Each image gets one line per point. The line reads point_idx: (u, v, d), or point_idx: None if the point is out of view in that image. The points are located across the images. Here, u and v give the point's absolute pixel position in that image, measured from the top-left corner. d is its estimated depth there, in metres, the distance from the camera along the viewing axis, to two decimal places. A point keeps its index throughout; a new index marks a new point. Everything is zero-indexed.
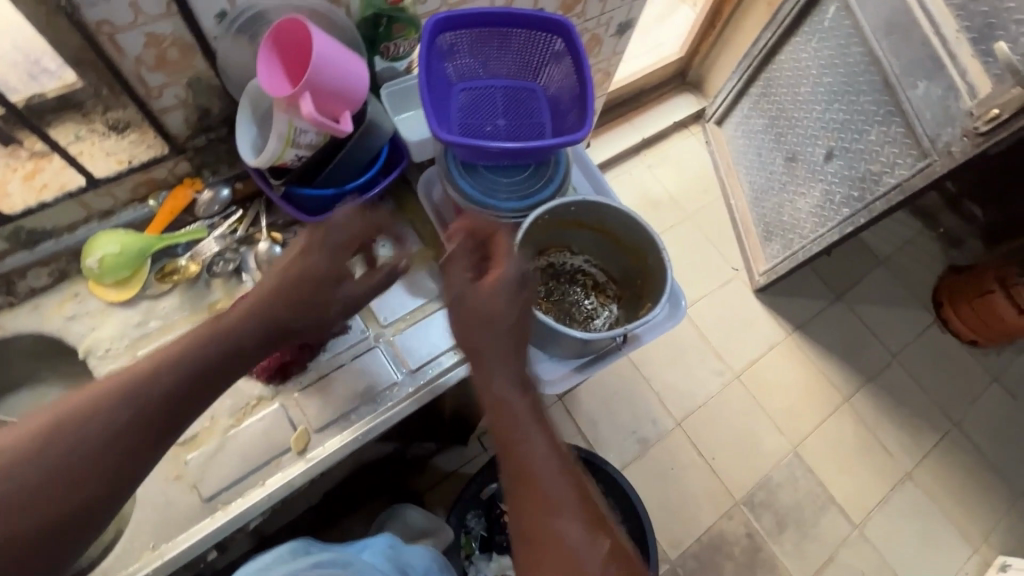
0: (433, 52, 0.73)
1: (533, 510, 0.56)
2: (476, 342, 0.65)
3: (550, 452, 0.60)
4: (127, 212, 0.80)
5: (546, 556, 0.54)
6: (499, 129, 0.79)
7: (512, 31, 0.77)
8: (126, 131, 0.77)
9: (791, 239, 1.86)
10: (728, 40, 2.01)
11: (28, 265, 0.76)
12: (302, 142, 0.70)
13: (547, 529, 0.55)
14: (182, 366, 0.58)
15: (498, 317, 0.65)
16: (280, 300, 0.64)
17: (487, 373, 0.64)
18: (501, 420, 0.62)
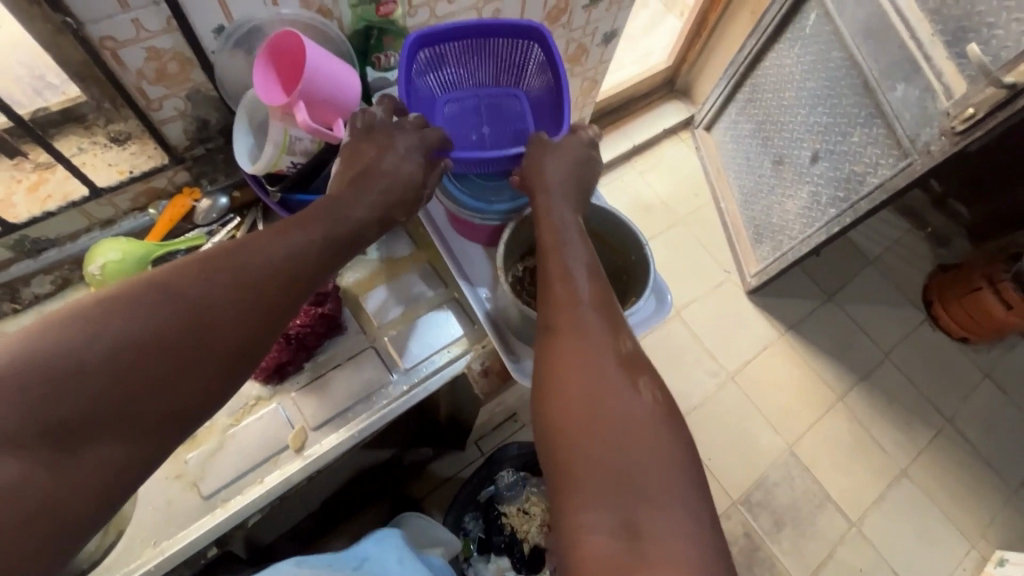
0: (415, 69, 0.77)
1: (565, 306, 0.61)
2: (538, 174, 0.71)
3: (593, 271, 0.65)
4: (128, 220, 0.83)
5: (564, 342, 0.59)
6: (482, 138, 0.83)
7: (490, 38, 0.79)
8: (127, 142, 0.80)
9: (781, 240, 1.89)
10: (713, 48, 2.06)
11: (32, 273, 0.78)
12: (297, 149, 0.73)
13: (570, 321, 0.60)
14: (271, 258, 0.56)
15: (561, 161, 0.72)
16: (360, 200, 0.65)
17: (541, 200, 0.70)
18: (550, 236, 0.67)
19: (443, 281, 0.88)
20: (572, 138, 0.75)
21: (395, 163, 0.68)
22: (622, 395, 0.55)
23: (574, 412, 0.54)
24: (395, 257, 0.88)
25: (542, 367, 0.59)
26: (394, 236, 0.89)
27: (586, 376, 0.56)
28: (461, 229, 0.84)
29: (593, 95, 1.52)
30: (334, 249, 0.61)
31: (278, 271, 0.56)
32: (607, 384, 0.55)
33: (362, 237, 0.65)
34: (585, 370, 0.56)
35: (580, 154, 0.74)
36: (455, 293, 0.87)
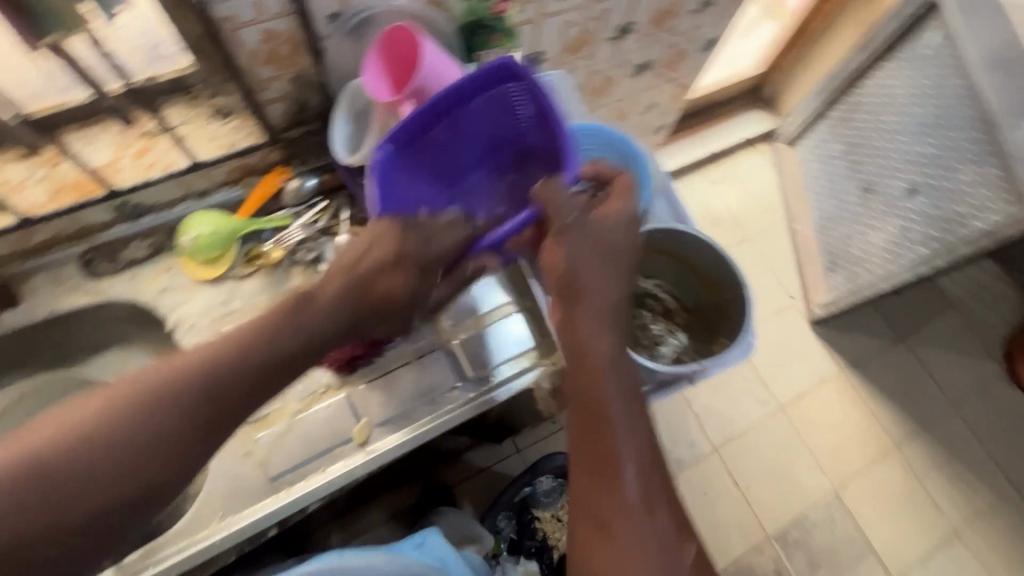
0: (400, 174, 0.66)
1: (613, 485, 0.56)
2: (581, 298, 0.62)
3: (640, 431, 0.59)
4: (221, 193, 0.84)
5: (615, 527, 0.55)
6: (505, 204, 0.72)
7: (451, 94, 0.64)
8: (229, 117, 0.81)
9: (858, 271, 1.77)
10: (809, 61, 1.92)
11: (129, 237, 0.81)
12: None
13: (619, 504, 0.56)
14: (210, 372, 0.52)
15: (605, 278, 0.63)
16: (329, 308, 0.59)
17: (583, 331, 0.61)
18: (594, 383, 0.59)
19: (517, 288, 0.85)
20: (616, 236, 0.64)
21: (396, 272, 0.62)
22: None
23: None
24: None
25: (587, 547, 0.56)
26: None
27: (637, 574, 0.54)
28: None
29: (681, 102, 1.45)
30: (285, 359, 0.56)
31: (216, 393, 0.52)
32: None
33: (327, 341, 0.59)
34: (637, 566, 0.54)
35: (619, 252, 0.64)
36: (529, 303, 0.84)
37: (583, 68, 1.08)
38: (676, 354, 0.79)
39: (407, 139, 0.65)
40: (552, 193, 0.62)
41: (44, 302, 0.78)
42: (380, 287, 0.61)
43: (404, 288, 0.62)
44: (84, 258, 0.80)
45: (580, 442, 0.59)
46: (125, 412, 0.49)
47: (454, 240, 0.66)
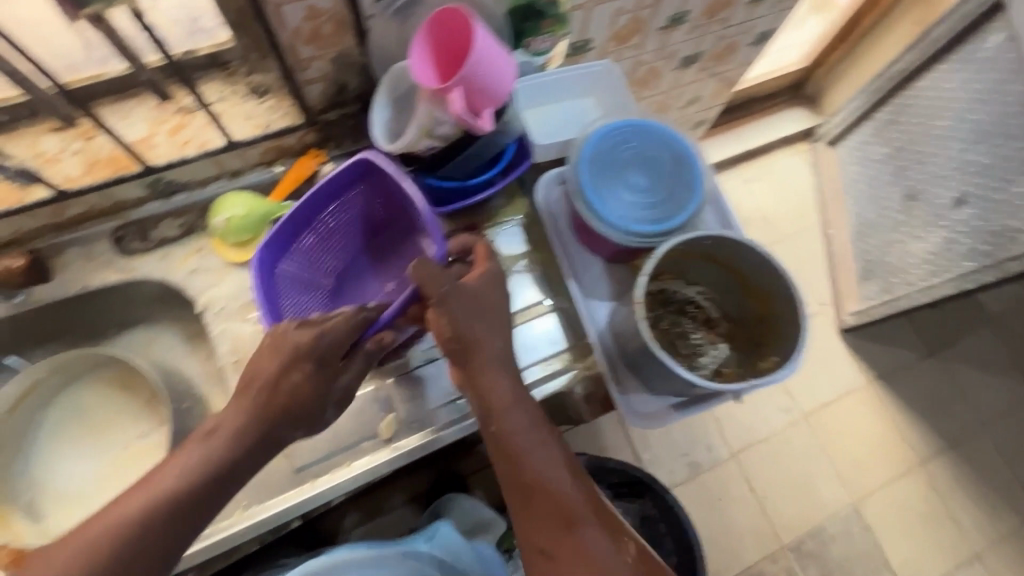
0: (286, 272, 0.70)
1: (554, 522, 0.57)
2: (472, 352, 0.61)
3: (563, 464, 0.60)
4: (255, 173, 0.82)
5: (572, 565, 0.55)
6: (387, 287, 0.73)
7: (326, 197, 0.69)
8: (266, 96, 0.78)
9: (894, 282, 1.57)
10: (852, 64, 1.71)
11: (162, 215, 0.80)
12: (437, 134, 0.68)
13: (567, 539, 0.56)
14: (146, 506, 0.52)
15: (487, 329, 0.62)
16: (230, 438, 0.55)
17: (484, 383, 0.61)
18: (508, 434, 0.60)
19: (551, 287, 0.83)
20: (489, 281, 0.63)
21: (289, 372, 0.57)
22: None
23: None
24: (508, 253, 0.84)
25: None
26: (515, 230, 0.85)
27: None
28: (586, 239, 0.80)
29: (723, 97, 1.40)
30: (193, 505, 0.53)
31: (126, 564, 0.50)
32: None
33: (243, 467, 0.56)
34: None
35: (492, 299, 0.63)
36: (563, 303, 0.82)
37: (629, 59, 1.03)
38: (717, 366, 0.74)
39: (287, 246, 0.69)
40: (420, 270, 0.58)
41: (77, 277, 0.77)
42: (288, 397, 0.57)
43: (306, 387, 0.58)
44: (116, 235, 0.78)
45: (517, 496, 0.59)
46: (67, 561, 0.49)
47: (347, 325, 0.59)
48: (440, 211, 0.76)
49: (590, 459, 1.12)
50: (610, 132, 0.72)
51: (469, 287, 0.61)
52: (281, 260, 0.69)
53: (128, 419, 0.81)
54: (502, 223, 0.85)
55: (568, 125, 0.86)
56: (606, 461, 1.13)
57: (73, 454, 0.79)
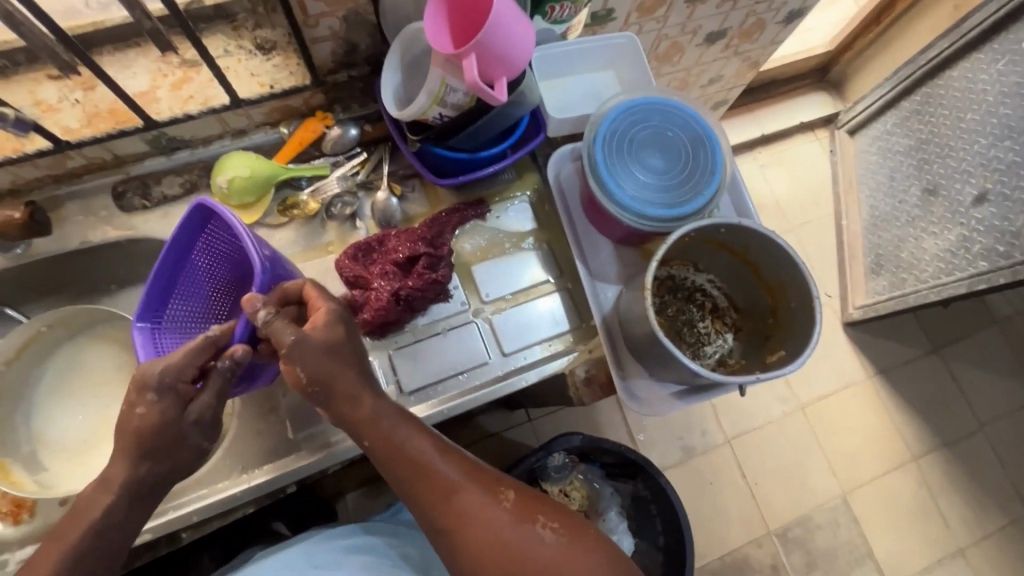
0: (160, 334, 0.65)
1: (441, 499, 0.56)
2: (334, 380, 0.58)
3: (435, 448, 0.59)
4: (259, 134, 0.80)
5: (470, 534, 0.55)
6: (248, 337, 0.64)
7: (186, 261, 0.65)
8: (272, 53, 0.76)
9: (904, 278, 1.53)
10: (881, 48, 1.64)
11: (164, 172, 0.78)
12: (449, 102, 0.66)
13: (456, 508, 0.56)
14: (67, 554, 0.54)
15: (342, 357, 0.58)
16: (106, 497, 0.55)
17: (346, 406, 0.58)
18: (377, 438, 0.58)
19: (559, 266, 0.82)
20: (330, 311, 0.59)
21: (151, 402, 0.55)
22: (539, 542, 0.55)
23: (494, 559, 0.54)
24: (517, 229, 0.83)
25: (467, 560, 0.55)
26: (523, 206, 0.83)
27: (508, 547, 0.55)
28: (597, 220, 0.78)
29: (747, 78, 1.34)
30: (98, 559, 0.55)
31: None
32: (517, 542, 0.55)
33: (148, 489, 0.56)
34: (505, 545, 0.55)
35: (343, 333, 0.58)
36: (568, 284, 0.81)
37: (652, 31, 0.99)
38: (721, 356, 0.75)
39: (167, 322, 0.66)
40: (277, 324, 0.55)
41: (78, 233, 0.76)
42: (150, 441, 0.55)
43: (154, 418, 0.55)
44: (117, 190, 0.77)
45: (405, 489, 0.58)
46: None
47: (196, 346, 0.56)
48: (448, 182, 0.75)
49: (584, 439, 1.11)
50: (629, 109, 0.70)
51: (312, 327, 0.57)
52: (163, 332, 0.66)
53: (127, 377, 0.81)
54: (511, 200, 0.83)
55: (584, 100, 0.83)
56: (603, 442, 1.12)
57: (71, 407, 0.79)
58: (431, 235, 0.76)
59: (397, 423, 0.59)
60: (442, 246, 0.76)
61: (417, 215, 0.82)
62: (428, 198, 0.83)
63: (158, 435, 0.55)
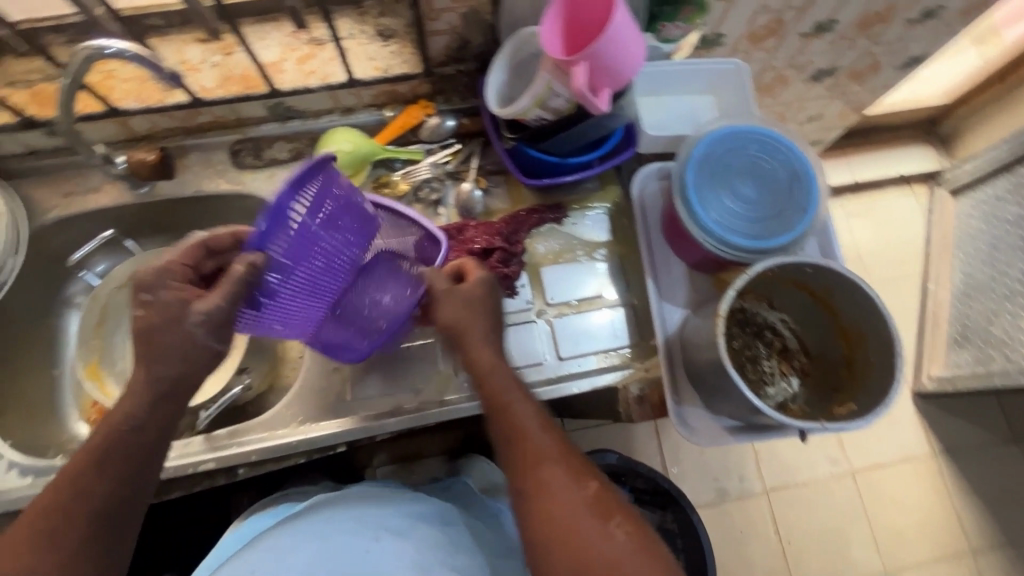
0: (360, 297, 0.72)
1: (529, 468, 0.58)
2: (460, 333, 0.64)
3: (535, 419, 0.61)
4: (364, 114, 0.85)
5: (545, 508, 0.56)
6: (265, 277, 0.54)
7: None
8: (390, 41, 0.81)
9: (993, 355, 1.41)
10: (1001, 107, 1.53)
11: (276, 137, 0.84)
12: (550, 105, 0.68)
13: (538, 480, 0.57)
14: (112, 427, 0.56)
15: (479, 312, 0.65)
16: (139, 401, 0.56)
17: (467, 354, 0.64)
18: (490, 391, 0.62)
19: (628, 281, 0.82)
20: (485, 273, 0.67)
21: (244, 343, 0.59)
22: (609, 540, 0.54)
23: (564, 543, 0.54)
24: (589, 239, 0.84)
25: (535, 534, 0.56)
26: (598, 216, 0.85)
27: (578, 533, 0.54)
28: (675, 242, 0.77)
29: (847, 121, 1.29)
30: (156, 418, 0.57)
31: (121, 475, 0.56)
32: (588, 534, 0.54)
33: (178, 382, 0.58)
34: (577, 532, 0.54)
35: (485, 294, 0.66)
36: (633, 300, 0.82)
37: (757, 62, 0.97)
38: (783, 400, 0.71)
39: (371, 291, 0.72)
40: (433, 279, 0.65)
41: (192, 181, 0.82)
42: (171, 351, 0.56)
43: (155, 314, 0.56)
44: (233, 148, 0.83)
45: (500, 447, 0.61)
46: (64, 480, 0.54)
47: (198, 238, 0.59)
48: (534, 182, 0.76)
49: (622, 460, 1.09)
50: (731, 135, 0.69)
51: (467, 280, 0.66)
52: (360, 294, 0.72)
53: None
54: (588, 209, 0.85)
55: (680, 120, 0.83)
56: (639, 466, 1.10)
57: None
58: (507, 231, 0.81)
59: (508, 386, 0.62)
60: (516, 244, 0.81)
61: (498, 211, 0.85)
62: (510, 195, 0.85)
63: (164, 340, 0.56)
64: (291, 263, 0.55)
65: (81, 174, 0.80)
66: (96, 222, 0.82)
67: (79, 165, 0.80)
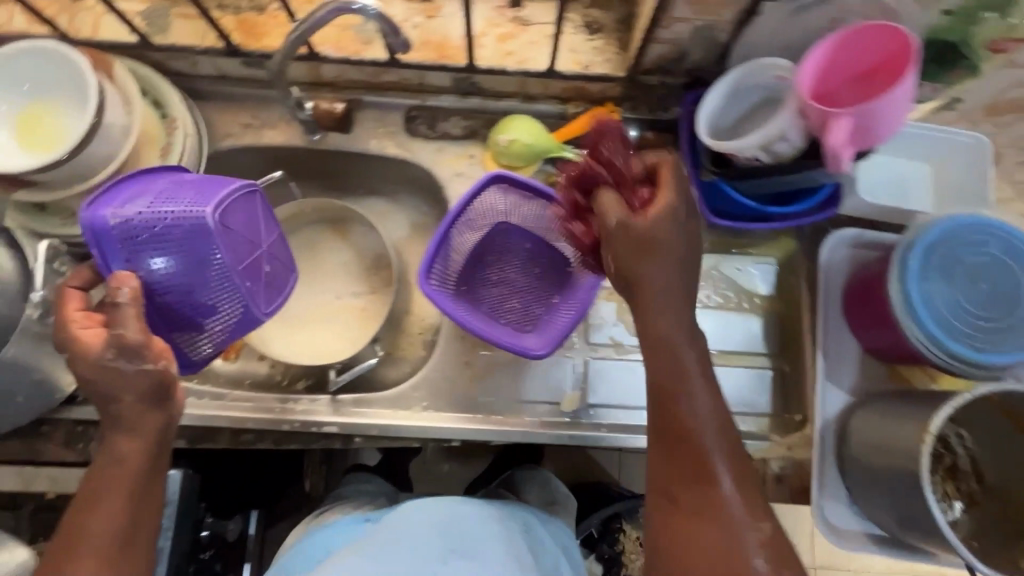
0: (487, 280, 0.77)
1: (684, 472, 0.53)
2: (641, 285, 0.55)
3: (696, 380, 0.55)
4: (546, 105, 0.80)
5: (691, 520, 0.52)
6: (179, 306, 0.61)
7: (495, 224, 0.77)
8: (596, 36, 0.76)
9: None
10: None
11: (452, 111, 0.81)
12: (772, 149, 0.63)
13: (683, 484, 0.53)
14: (111, 450, 0.53)
15: (663, 262, 0.55)
16: (120, 433, 0.53)
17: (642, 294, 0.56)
18: (652, 338, 0.56)
19: (783, 346, 0.77)
20: (676, 208, 0.56)
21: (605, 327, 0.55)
22: (744, 536, 0.51)
23: (688, 520, 0.52)
24: (749, 289, 0.79)
25: (660, 539, 0.53)
26: (765, 268, 0.79)
27: (728, 555, 0.50)
28: (854, 319, 0.71)
29: None
30: (145, 431, 0.54)
31: (125, 483, 0.53)
32: (722, 522, 0.51)
33: (152, 390, 0.54)
34: (712, 516, 0.51)
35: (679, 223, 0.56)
36: (783, 365, 0.76)
37: None
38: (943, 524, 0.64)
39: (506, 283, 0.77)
40: (610, 208, 0.56)
41: (361, 137, 0.81)
42: (120, 385, 0.53)
43: (85, 357, 0.53)
44: (409, 114, 0.81)
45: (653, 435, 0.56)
46: (79, 506, 0.52)
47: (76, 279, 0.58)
48: (719, 222, 0.70)
49: None
50: (970, 225, 0.61)
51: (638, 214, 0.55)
52: (491, 279, 0.77)
53: (343, 277, 0.87)
54: (756, 259, 0.80)
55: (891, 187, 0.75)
56: None
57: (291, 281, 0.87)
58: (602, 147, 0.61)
59: (684, 335, 0.56)
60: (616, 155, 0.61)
61: None
62: None
63: (103, 379, 0.53)
64: (178, 287, 0.60)
65: (261, 108, 0.80)
66: (267, 159, 0.82)
67: (262, 99, 0.80)
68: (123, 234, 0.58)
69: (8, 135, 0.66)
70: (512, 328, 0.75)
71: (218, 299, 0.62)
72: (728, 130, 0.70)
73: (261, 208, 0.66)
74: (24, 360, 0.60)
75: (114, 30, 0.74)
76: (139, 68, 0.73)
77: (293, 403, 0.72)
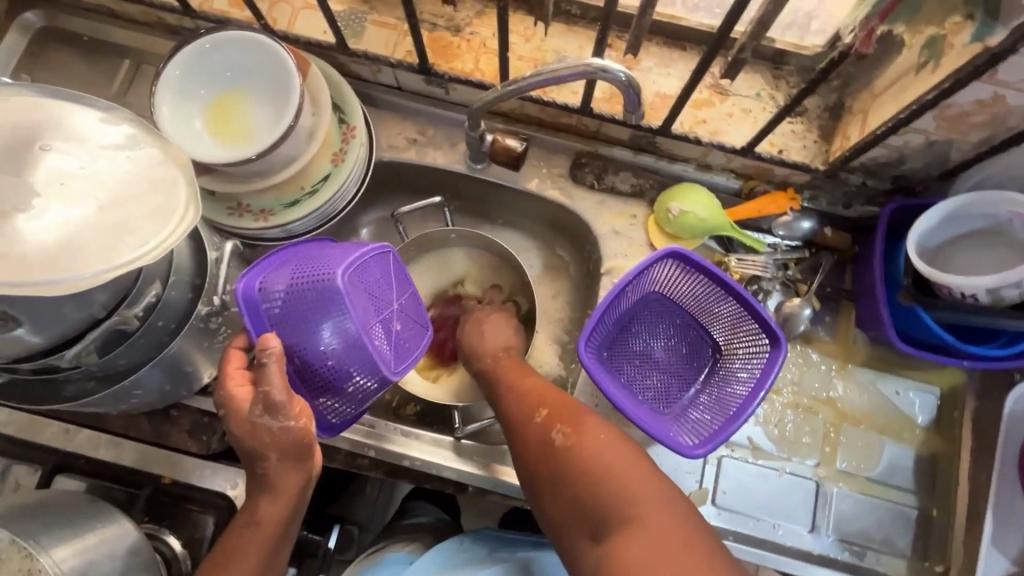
0: (634, 352, 0.73)
1: (523, 401, 0.62)
2: (470, 335, 0.72)
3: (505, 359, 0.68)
4: (721, 178, 0.76)
5: (529, 444, 0.59)
6: (318, 369, 0.59)
7: (647, 292, 0.73)
8: (798, 119, 0.71)
9: None
10: None
11: (622, 166, 0.77)
12: (995, 291, 0.57)
13: (529, 445, 0.59)
14: (253, 502, 0.54)
15: (492, 328, 0.72)
16: (264, 496, 0.54)
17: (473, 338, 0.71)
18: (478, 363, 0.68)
19: (934, 487, 0.70)
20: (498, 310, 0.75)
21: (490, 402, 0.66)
22: (576, 453, 0.56)
23: (543, 470, 0.57)
24: (909, 417, 0.72)
25: (530, 481, 0.59)
26: (928, 399, 0.72)
27: (551, 451, 0.57)
28: None
29: None
30: (284, 491, 0.54)
31: (265, 537, 0.54)
32: (555, 452, 0.57)
33: (293, 449, 0.53)
34: (547, 452, 0.57)
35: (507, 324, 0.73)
36: (930, 509, 0.70)
37: None
38: None
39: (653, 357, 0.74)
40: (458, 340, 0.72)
41: (523, 174, 0.78)
42: (266, 441, 0.52)
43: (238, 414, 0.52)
44: (577, 159, 0.78)
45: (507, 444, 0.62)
46: (224, 552, 0.54)
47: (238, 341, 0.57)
48: (904, 347, 0.64)
49: None
50: None
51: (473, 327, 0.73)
52: (637, 351, 0.74)
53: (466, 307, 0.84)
54: (920, 384, 0.73)
55: None
56: None
57: None
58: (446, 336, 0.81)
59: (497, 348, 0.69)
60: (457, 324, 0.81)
61: (820, 343, 0.74)
62: (838, 331, 0.74)
63: (254, 441, 0.52)
64: (316, 352, 0.58)
65: (429, 127, 0.79)
66: (421, 178, 0.80)
67: (432, 116, 0.78)
68: (276, 303, 0.57)
69: (201, 123, 0.65)
70: (654, 407, 0.71)
71: (353, 366, 0.59)
72: (933, 252, 0.65)
73: (393, 265, 0.63)
74: (180, 354, 0.59)
75: (308, 27, 0.74)
76: (329, 71, 0.72)
77: (415, 437, 0.70)
